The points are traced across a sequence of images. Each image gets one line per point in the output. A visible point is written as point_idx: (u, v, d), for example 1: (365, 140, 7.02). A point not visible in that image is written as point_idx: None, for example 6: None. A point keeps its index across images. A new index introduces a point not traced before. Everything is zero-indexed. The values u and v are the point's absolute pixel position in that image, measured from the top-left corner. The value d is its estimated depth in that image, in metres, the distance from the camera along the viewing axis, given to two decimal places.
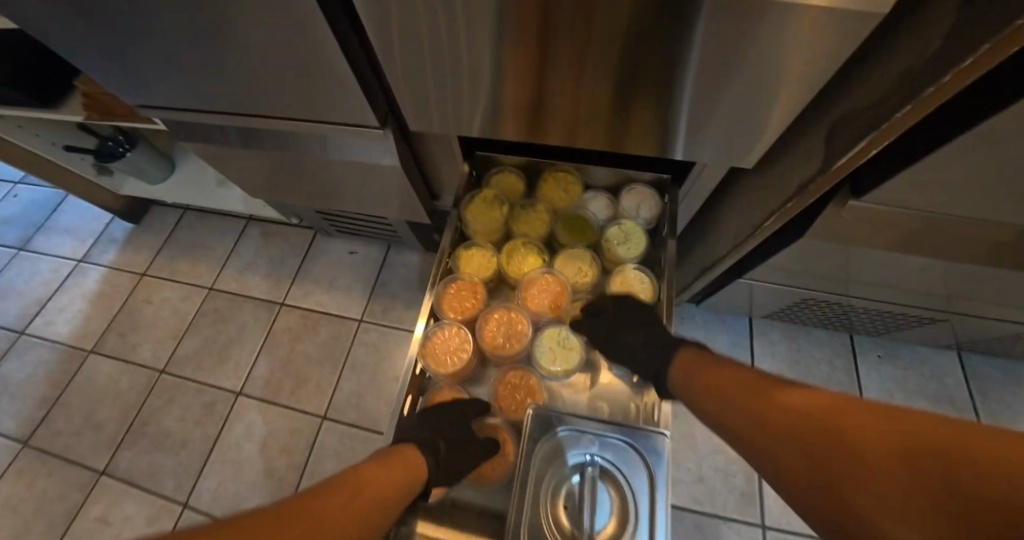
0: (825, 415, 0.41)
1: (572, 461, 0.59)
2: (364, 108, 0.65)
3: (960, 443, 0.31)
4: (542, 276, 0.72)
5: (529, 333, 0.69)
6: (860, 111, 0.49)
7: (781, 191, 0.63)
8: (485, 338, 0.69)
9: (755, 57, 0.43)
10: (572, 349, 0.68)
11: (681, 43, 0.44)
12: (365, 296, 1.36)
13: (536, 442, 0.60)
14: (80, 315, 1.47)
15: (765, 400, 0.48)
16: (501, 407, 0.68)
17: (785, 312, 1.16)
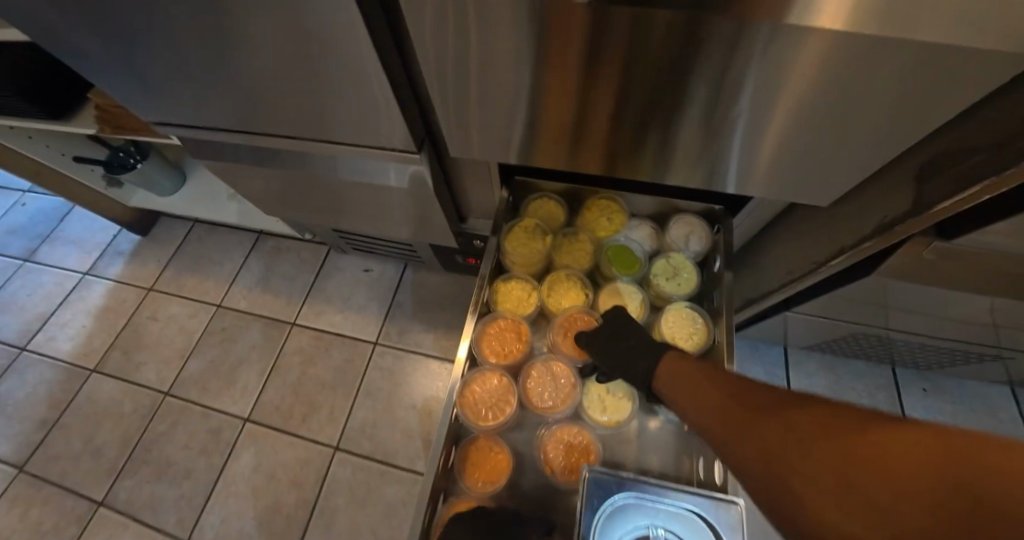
0: (798, 420, 0.34)
1: (635, 533, 0.52)
2: (400, 131, 0.60)
3: (932, 452, 0.24)
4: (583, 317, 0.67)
5: (575, 385, 0.65)
6: (962, 155, 0.43)
7: (857, 230, 0.57)
8: (528, 391, 0.65)
9: (860, 94, 0.38)
10: (621, 400, 0.65)
11: (780, 80, 0.38)
12: (380, 317, 1.31)
13: (595, 512, 0.53)
14: (83, 332, 1.42)
15: (742, 409, 0.41)
16: (552, 470, 0.63)
17: (825, 344, 1.09)
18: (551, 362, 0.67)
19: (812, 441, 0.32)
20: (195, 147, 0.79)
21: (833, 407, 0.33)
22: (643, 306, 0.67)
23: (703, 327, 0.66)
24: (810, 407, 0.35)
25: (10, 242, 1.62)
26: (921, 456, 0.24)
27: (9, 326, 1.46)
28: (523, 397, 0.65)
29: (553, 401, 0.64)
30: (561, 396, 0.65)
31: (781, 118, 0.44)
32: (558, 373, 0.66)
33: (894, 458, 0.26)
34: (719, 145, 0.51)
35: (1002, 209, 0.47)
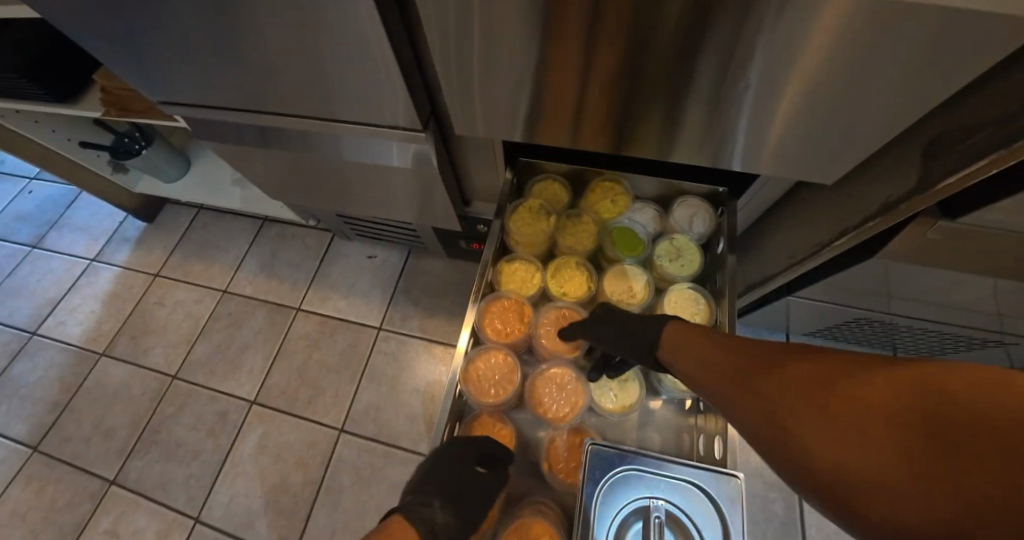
0: (797, 374, 0.38)
1: (635, 505, 0.53)
2: (405, 111, 0.60)
3: (938, 396, 0.28)
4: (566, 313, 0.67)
5: (580, 388, 0.65)
6: (970, 130, 0.43)
7: (862, 210, 0.57)
8: (534, 398, 0.65)
9: (871, 65, 0.38)
10: (629, 388, 0.66)
11: (790, 53, 0.38)
12: (384, 303, 1.32)
13: (597, 484, 0.54)
14: (91, 316, 1.44)
15: (734, 369, 0.44)
16: (551, 470, 0.62)
17: (827, 331, 1.09)
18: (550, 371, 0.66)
19: (815, 393, 0.36)
20: (201, 128, 0.80)
21: (833, 360, 0.36)
22: (645, 288, 0.67)
23: (705, 309, 0.66)
24: (805, 362, 0.39)
25: (18, 228, 1.64)
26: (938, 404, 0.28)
27: (20, 311, 1.48)
28: (536, 406, 0.64)
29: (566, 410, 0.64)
30: (572, 407, 0.64)
31: (791, 92, 0.43)
32: (559, 379, 0.66)
33: (912, 407, 0.29)
34: (726, 123, 0.51)
35: (1007, 186, 0.47)
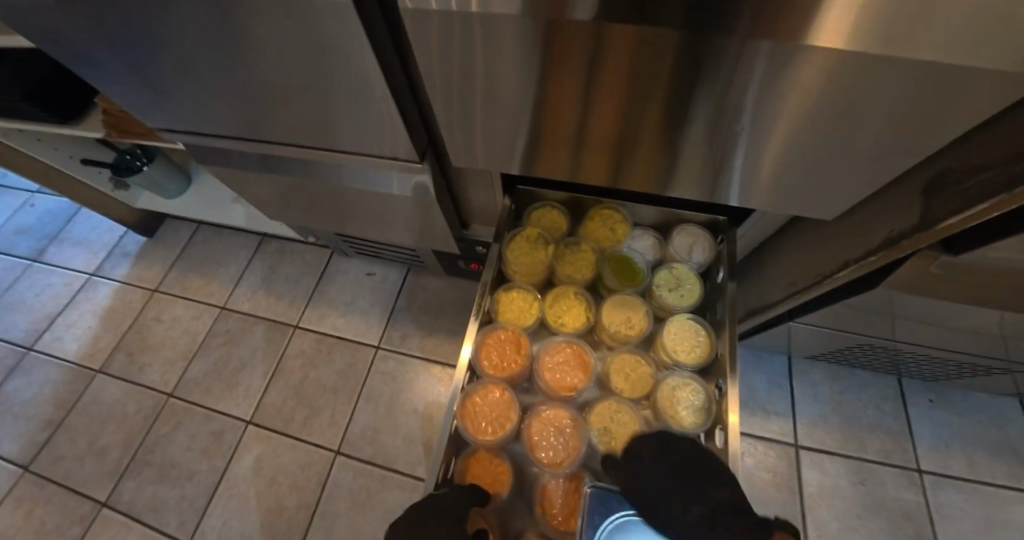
0: None
1: None
2: (401, 141, 0.60)
3: None
4: (565, 347, 0.65)
5: (577, 429, 0.62)
6: (973, 171, 0.43)
7: (861, 245, 0.57)
8: (529, 436, 0.62)
9: (864, 110, 0.37)
10: (626, 428, 0.62)
11: (783, 96, 0.38)
12: (382, 321, 1.31)
13: (597, 530, 0.53)
14: (88, 332, 1.43)
15: None
16: (546, 514, 0.61)
17: (831, 354, 1.08)
18: (547, 410, 0.63)
19: None
20: (200, 152, 0.80)
21: None
22: (644, 319, 0.66)
23: (706, 341, 0.64)
24: None
25: (19, 242, 1.64)
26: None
27: (16, 326, 1.47)
28: (533, 445, 0.62)
29: (563, 455, 0.61)
30: (569, 452, 0.61)
31: (786, 134, 0.43)
32: (558, 421, 0.63)
33: None
34: (722, 160, 0.50)
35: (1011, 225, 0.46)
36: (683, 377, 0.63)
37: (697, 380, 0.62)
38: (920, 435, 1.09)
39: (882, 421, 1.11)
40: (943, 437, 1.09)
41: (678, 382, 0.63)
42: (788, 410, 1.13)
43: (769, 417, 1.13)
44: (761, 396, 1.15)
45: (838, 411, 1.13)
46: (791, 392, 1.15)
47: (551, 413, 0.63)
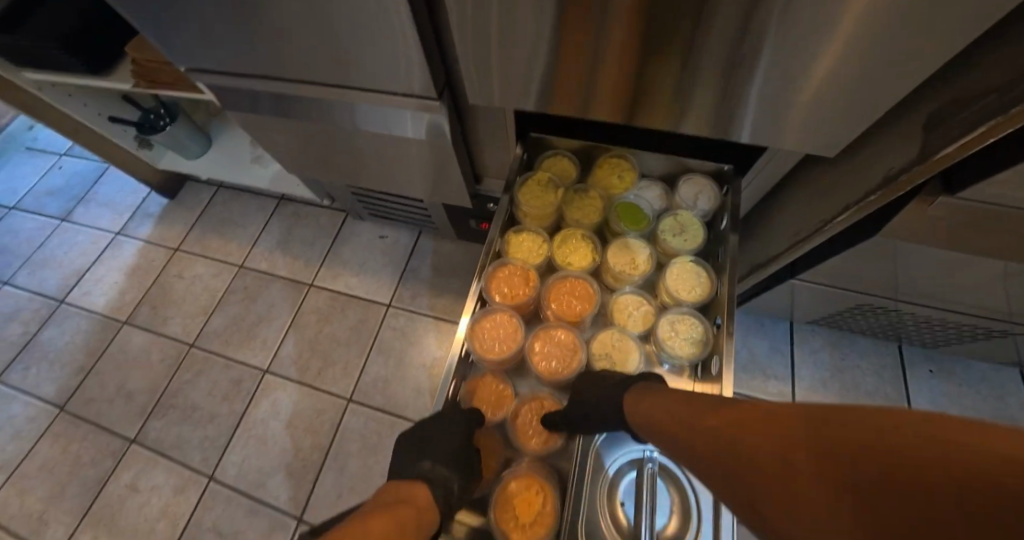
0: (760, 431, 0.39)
1: (630, 457, 0.60)
2: (422, 80, 0.62)
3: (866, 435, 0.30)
4: (573, 281, 0.68)
5: (579, 353, 0.65)
6: (974, 98, 0.43)
7: (861, 184, 0.58)
8: (535, 358, 0.65)
9: (898, 31, 0.38)
10: (626, 356, 0.65)
11: (808, 19, 0.39)
12: (394, 281, 1.36)
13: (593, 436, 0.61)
14: (115, 287, 1.50)
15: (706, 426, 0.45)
16: (522, 439, 0.64)
17: (832, 318, 1.10)
18: (554, 335, 0.66)
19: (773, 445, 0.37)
20: (227, 96, 0.83)
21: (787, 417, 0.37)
22: (648, 262, 0.69)
23: (706, 283, 0.67)
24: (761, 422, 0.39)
25: (48, 203, 1.71)
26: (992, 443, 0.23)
27: (48, 280, 1.55)
28: (533, 366, 0.65)
29: (559, 366, 0.64)
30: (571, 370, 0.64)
31: (813, 63, 0.44)
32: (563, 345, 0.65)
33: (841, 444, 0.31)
34: (735, 93, 0.52)
35: (1004, 157, 0.47)
36: (682, 314, 0.65)
37: (695, 316, 0.65)
38: (917, 400, 1.11)
39: (881, 387, 1.13)
40: (940, 404, 1.11)
41: (677, 318, 0.65)
42: (788, 374, 1.16)
43: (767, 380, 1.15)
44: (761, 359, 1.18)
45: (836, 376, 1.15)
46: (791, 357, 1.18)
47: (555, 338, 0.66)
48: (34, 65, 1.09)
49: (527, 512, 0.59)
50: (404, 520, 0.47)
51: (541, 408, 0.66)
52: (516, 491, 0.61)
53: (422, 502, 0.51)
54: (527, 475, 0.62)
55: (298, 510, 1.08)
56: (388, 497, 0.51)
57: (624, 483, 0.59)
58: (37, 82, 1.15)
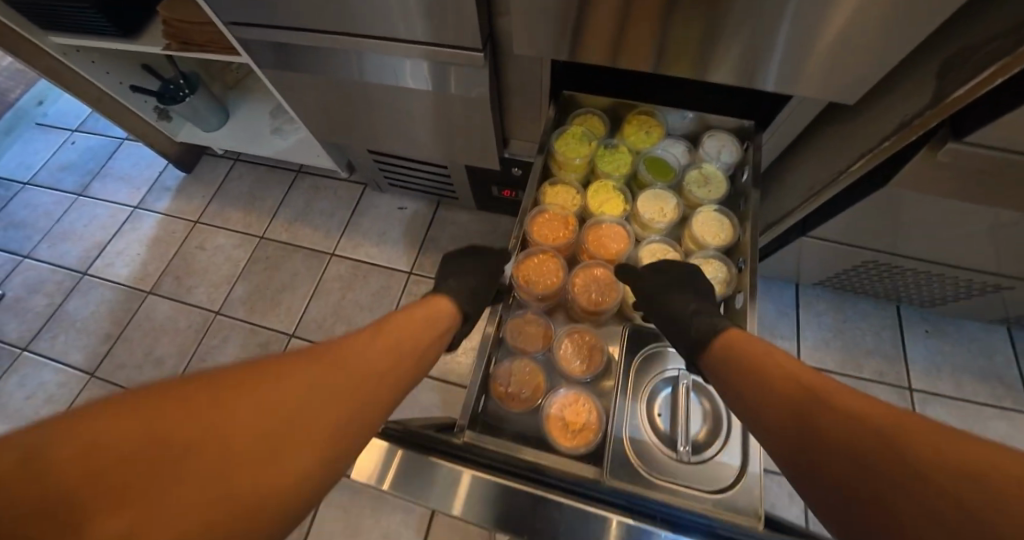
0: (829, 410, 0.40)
1: (666, 375, 0.66)
2: (464, 34, 0.66)
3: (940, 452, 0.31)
4: (607, 226, 0.74)
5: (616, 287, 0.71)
6: (984, 42, 0.48)
7: (877, 132, 0.63)
8: (575, 292, 0.71)
9: None
10: None
11: None
12: (414, 249, 1.40)
13: (633, 354, 0.68)
14: (137, 259, 1.53)
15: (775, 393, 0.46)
16: (567, 370, 0.69)
17: (836, 279, 1.16)
18: (591, 275, 0.72)
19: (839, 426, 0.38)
20: (265, 53, 0.86)
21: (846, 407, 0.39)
22: (675, 211, 0.74)
23: (729, 230, 0.72)
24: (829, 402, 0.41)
25: (63, 178, 1.72)
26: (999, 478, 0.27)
27: (68, 253, 1.57)
28: (572, 300, 0.71)
29: (599, 299, 0.70)
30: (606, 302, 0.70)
31: (840, 9, 0.48)
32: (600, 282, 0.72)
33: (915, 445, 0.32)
34: (764, 44, 0.56)
35: (1017, 96, 0.51)
36: (707, 257, 0.71)
37: (719, 259, 0.70)
38: (913, 358, 1.18)
39: (880, 346, 1.20)
40: (935, 361, 1.18)
41: (702, 261, 0.71)
42: (793, 334, 1.22)
43: (774, 340, 1.22)
44: (768, 321, 1.24)
45: (839, 336, 1.21)
46: (796, 319, 1.24)
47: (593, 276, 0.72)
48: (63, 29, 1.11)
49: (575, 420, 0.65)
50: (426, 322, 0.60)
51: (583, 340, 0.71)
52: (563, 405, 0.67)
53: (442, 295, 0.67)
54: (573, 390, 0.68)
55: None
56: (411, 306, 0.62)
57: (662, 397, 0.66)
58: (62, 47, 1.17)
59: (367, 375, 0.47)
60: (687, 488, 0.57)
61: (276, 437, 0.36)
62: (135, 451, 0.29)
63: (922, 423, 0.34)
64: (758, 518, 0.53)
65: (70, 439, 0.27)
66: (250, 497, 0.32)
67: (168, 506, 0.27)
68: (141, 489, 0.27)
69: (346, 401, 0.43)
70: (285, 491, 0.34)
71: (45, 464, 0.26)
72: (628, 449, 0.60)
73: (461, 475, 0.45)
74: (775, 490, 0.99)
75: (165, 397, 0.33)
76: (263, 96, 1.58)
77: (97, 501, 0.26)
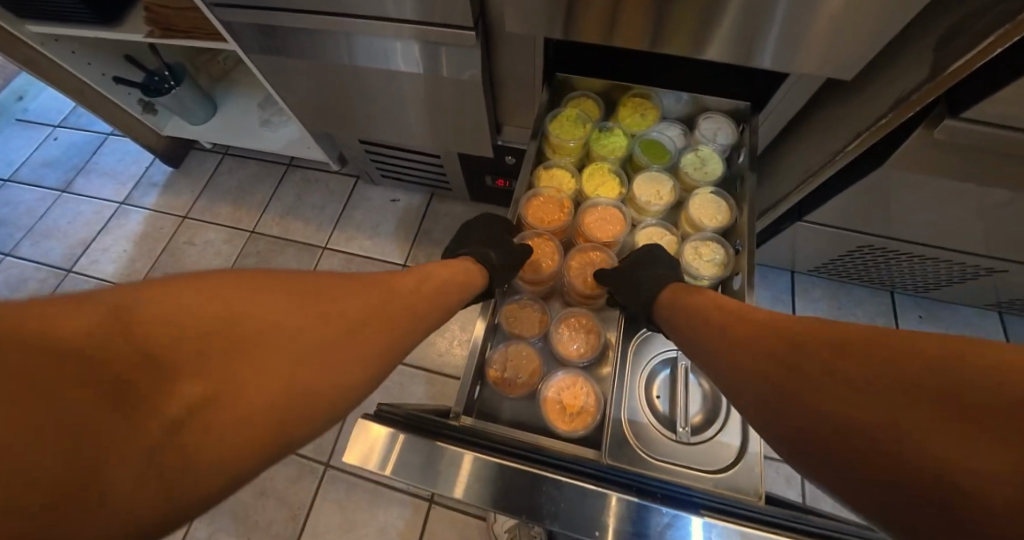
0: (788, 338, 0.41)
1: (664, 356, 0.66)
2: (455, 12, 0.64)
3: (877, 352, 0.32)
4: (602, 208, 0.73)
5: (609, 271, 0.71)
6: (981, 12, 0.47)
7: (874, 109, 0.63)
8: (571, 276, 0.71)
9: None
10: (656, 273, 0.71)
11: None
12: (408, 242, 1.38)
13: (631, 335, 0.68)
14: (124, 255, 1.50)
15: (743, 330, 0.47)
16: (563, 352, 0.68)
17: (830, 265, 1.16)
18: (587, 258, 0.72)
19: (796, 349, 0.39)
20: (250, 36, 0.84)
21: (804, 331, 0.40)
22: (671, 193, 0.73)
23: (726, 211, 0.71)
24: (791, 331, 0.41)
25: (45, 174, 1.67)
26: (971, 379, 0.26)
27: (52, 250, 1.53)
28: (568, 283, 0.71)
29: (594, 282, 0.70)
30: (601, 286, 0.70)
31: None
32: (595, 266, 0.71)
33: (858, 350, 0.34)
34: (760, 18, 0.55)
35: (1018, 65, 0.50)
36: (705, 239, 0.70)
37: (717, 240, 0.70)
38: None
39: None
40: None
41: (700, 243, 0.70)
42: None
43: None
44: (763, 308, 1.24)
45: None
46: (792, 306, 1.24)
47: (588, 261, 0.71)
48: (39, 17, 1.08)
49: (572, 403, 0.64)
50: (455, 282, 0.63)
51: (580, 325, 0.70)
52: (561, 388, 0.66)
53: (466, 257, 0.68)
54: (570, 374, 0.67)
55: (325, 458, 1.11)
56: (451, 260, 0.68)
57: (660, 379, 0.66)
58: (39, 36, 1.14)
59: (405, 316, 0.53)
60: (686, 469, 0.57)
61: (325, 351, 0.42)
62: (214, 332, 0.35)
63: (863, 331, 0.35)
64: (759, 497, 0.53)
65: (170, 306, 0.34)
66: (301, 393, 0.39)
67: (240, 384, 0.35)
68: (219, 363, 0.34)
69: (383, 335, 0.50)
70: (327, 394, 0.42)
71: (152, 325, 0.32)
72: (627, 431, 0.60)
73: (466, 458, 0.43)
74: (772, 475, 0.99)
75: (238, 290, 0.40)
76: (251, 88, 1.55)
77: (189, 365, 0.33)
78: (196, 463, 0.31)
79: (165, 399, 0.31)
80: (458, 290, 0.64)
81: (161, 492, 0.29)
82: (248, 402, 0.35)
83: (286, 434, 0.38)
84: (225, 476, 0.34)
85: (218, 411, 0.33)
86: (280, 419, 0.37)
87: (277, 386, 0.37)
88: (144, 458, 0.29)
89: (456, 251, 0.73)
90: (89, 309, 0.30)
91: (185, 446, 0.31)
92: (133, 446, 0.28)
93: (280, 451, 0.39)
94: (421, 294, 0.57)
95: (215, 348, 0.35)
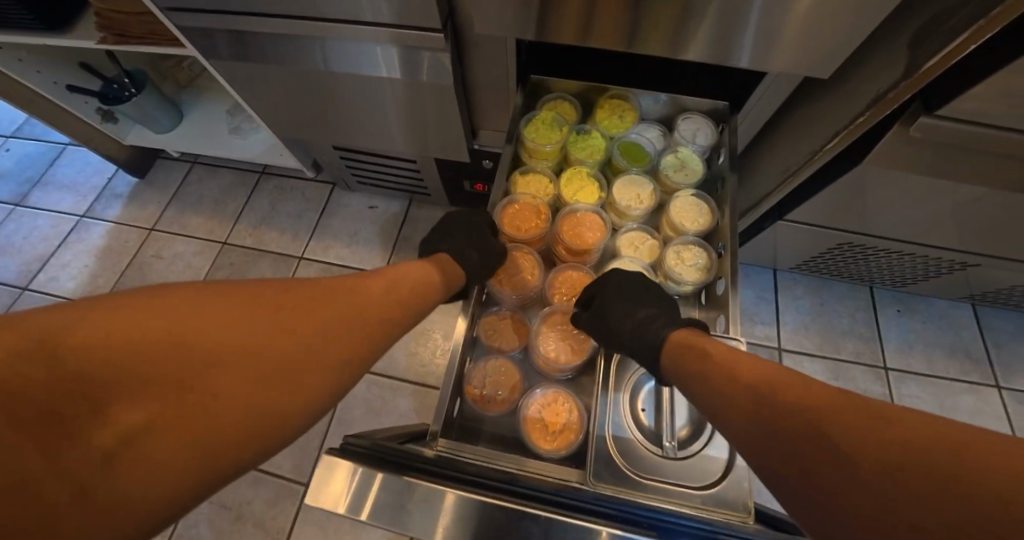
0: (781, 379, 0.40)
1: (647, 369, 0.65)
2: (422, 13, 0.61)
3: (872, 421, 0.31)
4: (582, 214, 0.72)
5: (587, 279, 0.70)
6: (955, 10, 0.47)
7: (850, 108, 0.62)
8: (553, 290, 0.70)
9: None
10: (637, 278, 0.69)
11: None
12: (387, 250, 1.35)
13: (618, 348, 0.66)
14: (86, 271, 1.42)
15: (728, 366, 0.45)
16: (544, 367, 0.67)
17: (812, 262, 1.16)
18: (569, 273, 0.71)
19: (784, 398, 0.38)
20: (209, 40, 0.79)
21: (793, 381, 0.39)
22: (651, 196, 0.72)
23: (707, 214, 0.70)
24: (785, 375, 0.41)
25: None
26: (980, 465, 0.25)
27: (7, 268, 1.44)
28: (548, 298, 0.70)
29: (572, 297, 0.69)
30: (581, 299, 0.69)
31: None
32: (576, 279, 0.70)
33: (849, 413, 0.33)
34: (735, 17, 0.54)
35: (991, 61, 0.50)
36: (687, 243, 0.69)
37: (698, 244, 0.68)
38: (888, 337, 1.20)
39: (855, 327, 1.21)
40: (908, 340, 1.19)
41: (682, 247, 0.69)
42: (773, 319, 1.22)
43: (755, 325, 1.22)
44: (748, 307, 1.24)
45: (817, 319, 1.22)
46: (775, 304, 1.24)
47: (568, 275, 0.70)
48: None
49: (555, 421, 0.64)
50: (421, 288, 0.58)
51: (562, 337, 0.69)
52: (542, 405, 0.65)
53: (444, 256, 0.65)
54: (552, 389, 0.67)
55: (305, 477, 1.06)
56: (431, 257, 0.65)
57: (645, 390, 0.64)
58: None
59: (374, 325, 0.50)
60: (675, 486, 0.55)
61: None
62: (153, 356, 0.32)
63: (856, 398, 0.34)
64: (748, 512, 0.52)
65: (105, 328, 0.31)
66: (256, 414, 0.37)
67: (183, 407, 0.32)
68: (153, 390, 0.31)
69: (348, 347, 0.46)
70: (287, 410, 0.39)
71: (81, 350, 0.29)
72: (611, 448, 0.57)
73: (441, 493, 0.40)
74: None
75: (186, 306, 0.36)
76: (219, 94, 1.49)
77: (121, 394, 0.30)
78: (135, 496, 0.29)
79: (92, 435, 0.28)
80: (434, 294, 0.60)
81: (98, 530, 0.27)
82: (194, 428, 0.32)
83: (240, 454, 0.36)
84: (173, 502, 0.31)
85: (157, 440, 0.31)
86: (233, 439, 0.35)
87: (227, 409, 0.35)
88: (70, 499, 0.26)
89: (432, 249, 0.69)
90: (3, 335, 0.27)
91: (118, 481, 0.29)
92: (53, 490, 0.26)
93: (236, 475, 0.37)
94: (394, 299, 0.54)
95: (154, 372, 0.32)
